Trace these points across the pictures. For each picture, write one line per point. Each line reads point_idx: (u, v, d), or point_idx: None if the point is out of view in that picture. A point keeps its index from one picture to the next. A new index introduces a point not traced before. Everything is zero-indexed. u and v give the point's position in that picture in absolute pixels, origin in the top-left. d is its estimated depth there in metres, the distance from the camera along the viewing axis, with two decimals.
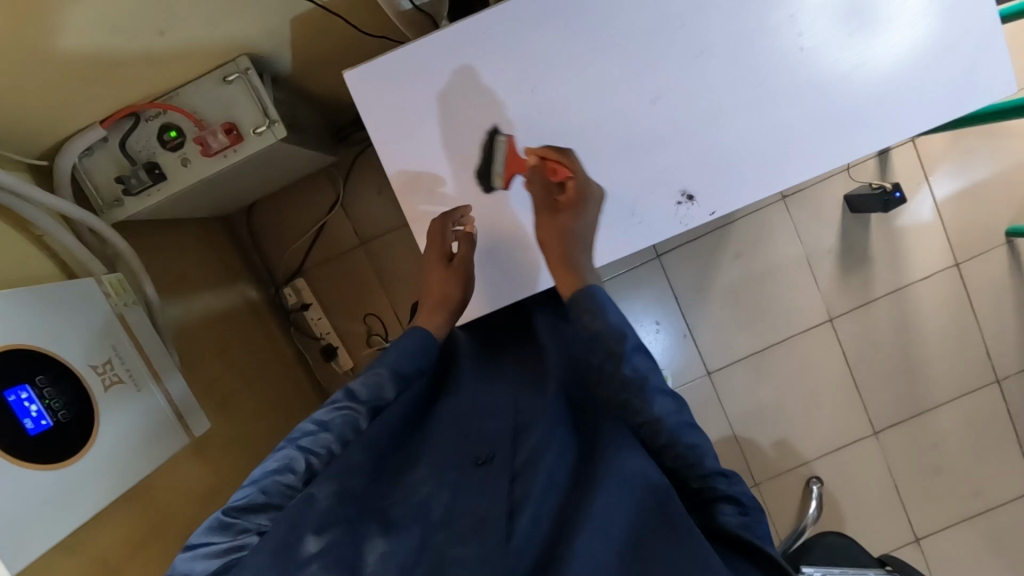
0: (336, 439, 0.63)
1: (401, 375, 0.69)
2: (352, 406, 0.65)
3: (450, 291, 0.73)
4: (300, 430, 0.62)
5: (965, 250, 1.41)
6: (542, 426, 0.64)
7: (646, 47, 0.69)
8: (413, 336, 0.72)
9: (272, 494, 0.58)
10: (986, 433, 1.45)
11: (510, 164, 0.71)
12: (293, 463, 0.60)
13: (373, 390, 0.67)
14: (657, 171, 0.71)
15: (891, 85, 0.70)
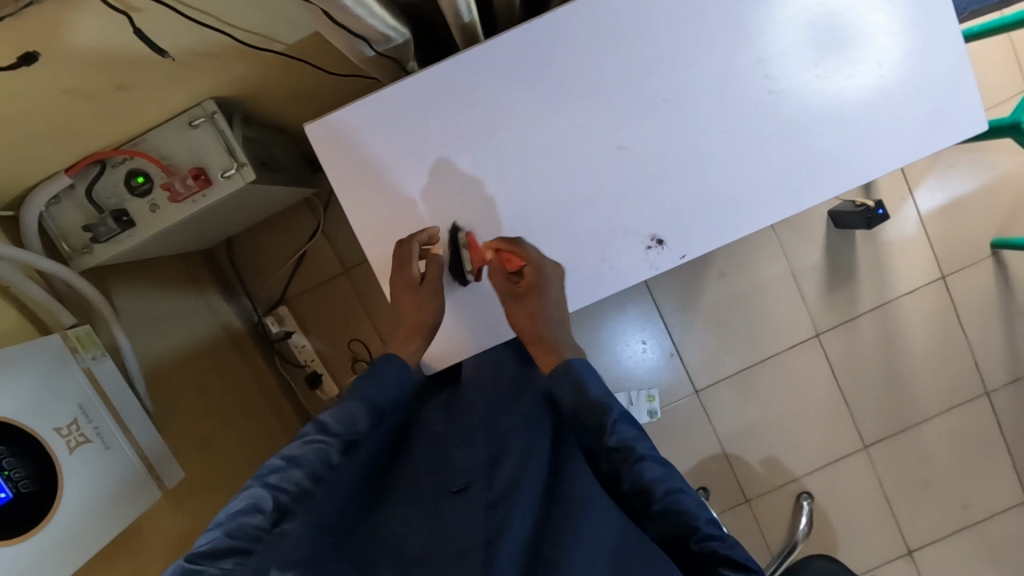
0: (307, 475, 0.61)
1: (376, 406, 0.68)
2: (324, 440, 0.63)
3: (424, 316, 0.70)
4: (267, 467, 0.60)
5: (951, 263, 1.41)
6: (522, 460, 0.66)
7: (611, 92, 0.68)
8: (390, 365, 0.71)
9: (240, 537, 0.54)
10: (976, 445, 1.45)
11: (476, 259, 0.69)
12: (260, 502, 0.57)
13: (346, 422, 0.65)
14: (626, 216, 0.70)
15: (861, 125, 0.69)
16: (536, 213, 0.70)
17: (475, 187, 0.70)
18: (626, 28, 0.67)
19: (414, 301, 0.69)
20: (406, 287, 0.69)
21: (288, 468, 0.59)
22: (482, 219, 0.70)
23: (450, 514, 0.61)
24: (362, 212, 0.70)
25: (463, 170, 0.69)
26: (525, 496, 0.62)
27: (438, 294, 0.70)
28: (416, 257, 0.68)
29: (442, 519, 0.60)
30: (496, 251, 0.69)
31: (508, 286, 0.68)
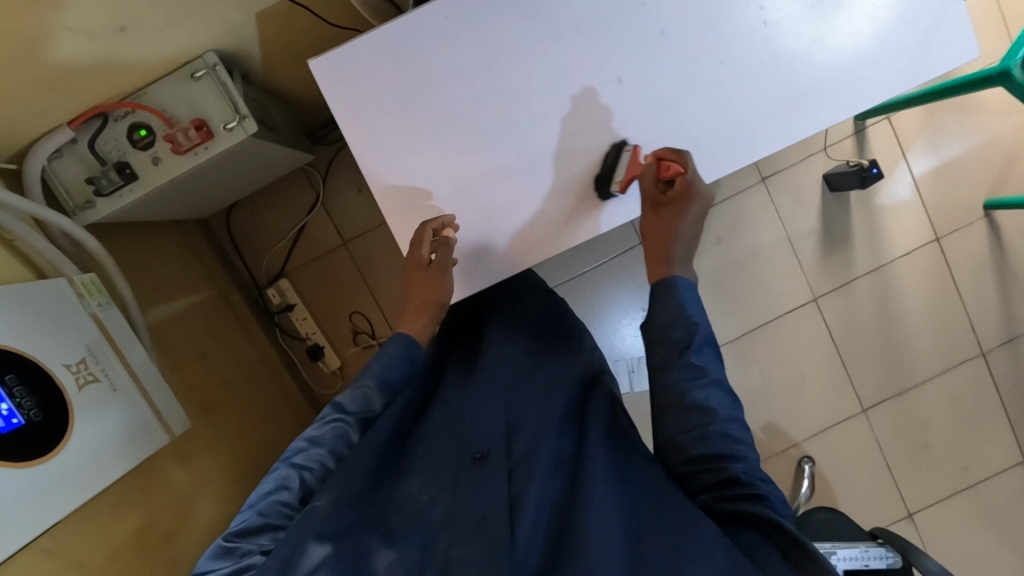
0: (329, 454, 0.67)
1: (387, 384, 0.72)
2: (342, 420, 0.69)
3: (432, 295, 0.70)
4: (292, 449, 0.66)
5: (945, 226, 1.42)
6: (532, 431, 0.71)
7: (608, 26, 0.69)
8: (396, 345, 0.73)
9: (272, 513, 0.62)
10: (974, 406, 1.47)
11: (630, 170, 0.69)
12: (288, 481, 0.63)
13: (360, 401, 0.70)
14: (626, 150, 0.70)
15: (856, 56, 0.70)
16: (539, 145, 0.70)
17: (477, 124, 0.70)
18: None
19: (421, 283, 0.70)
20: (413, 270, 0.69)
21: (310, 450, 0.66)
22: (484, 156, 0.70)
23: (470, 483, 0.66)
24: (364, 146, 0.70)
25: (465, 103, 0.69)
26: (537, 467, 0.66)
27: (447, 274, 0.69)
28: (427, 244, 0.68)
29: (462, 486, 0.66)
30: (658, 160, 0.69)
31: (656, 192, 0.68)
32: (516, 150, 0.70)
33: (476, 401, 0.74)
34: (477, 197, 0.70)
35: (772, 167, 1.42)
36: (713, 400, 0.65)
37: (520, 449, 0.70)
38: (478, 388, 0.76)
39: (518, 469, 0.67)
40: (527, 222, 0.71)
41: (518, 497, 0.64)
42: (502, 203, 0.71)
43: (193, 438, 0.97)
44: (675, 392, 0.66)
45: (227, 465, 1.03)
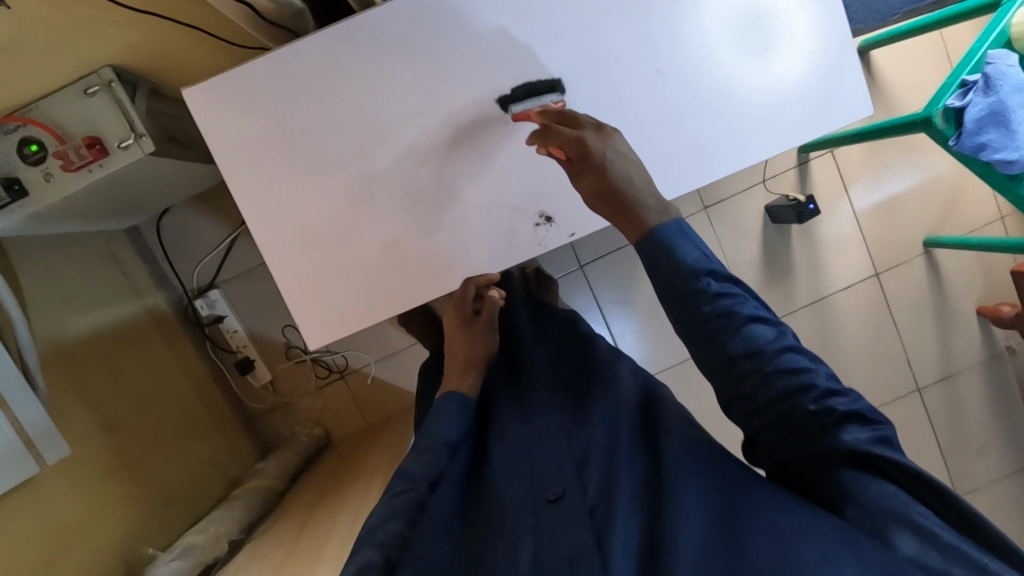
0: (403, 521, 0.61)
1: (445, 442, 0.71)
2: (409, 487, 0.65)
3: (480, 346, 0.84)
4: (368, 530, 0.61)
5: (885, 260, 1.42)
6: (602, 464, 0.64)
7: (498, 67, 0.67)
8: (453, 401, 0.76)
9: None
10: (908, 442, 1.48)
11: None
12: (370, 562, 0.57)
13: (424, 465, 0.68)
14: (514, 197, 0.70)
15: (751, 111, 0.70)
16: (423, 186, 0.68)
17: (363, 162, 0.68)
18: (514, 1, 0.66)
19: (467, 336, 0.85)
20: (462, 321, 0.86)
21: (387, 526, 0.60)
22: (370, 193, 0.68)
23: (551, 529, 0.61)
24: (245, 181, 0.68)
25: (349, 138, 0.67)
26: (621, 503, 0.59)
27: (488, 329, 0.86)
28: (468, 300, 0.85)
29: (543, 531, 0.62)
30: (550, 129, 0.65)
31: None
32: (403, 189, 0.68)
33: (526, 440, 0.71)
34: (360, 235, 0.69)
35: (714, 197, 1.40)
36: (758, 330, 0.53)
37: (593, 483, 0.63)
38: (538, 424, 0.73)
39: (602, 504, 0.61)
40: (413, 263, 0.70)
41: (606, 530, 0.59)
42: (382, 241, 0.69)
43: (88, 460, 0.94)
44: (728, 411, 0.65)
45: (130, 486, 1.00)
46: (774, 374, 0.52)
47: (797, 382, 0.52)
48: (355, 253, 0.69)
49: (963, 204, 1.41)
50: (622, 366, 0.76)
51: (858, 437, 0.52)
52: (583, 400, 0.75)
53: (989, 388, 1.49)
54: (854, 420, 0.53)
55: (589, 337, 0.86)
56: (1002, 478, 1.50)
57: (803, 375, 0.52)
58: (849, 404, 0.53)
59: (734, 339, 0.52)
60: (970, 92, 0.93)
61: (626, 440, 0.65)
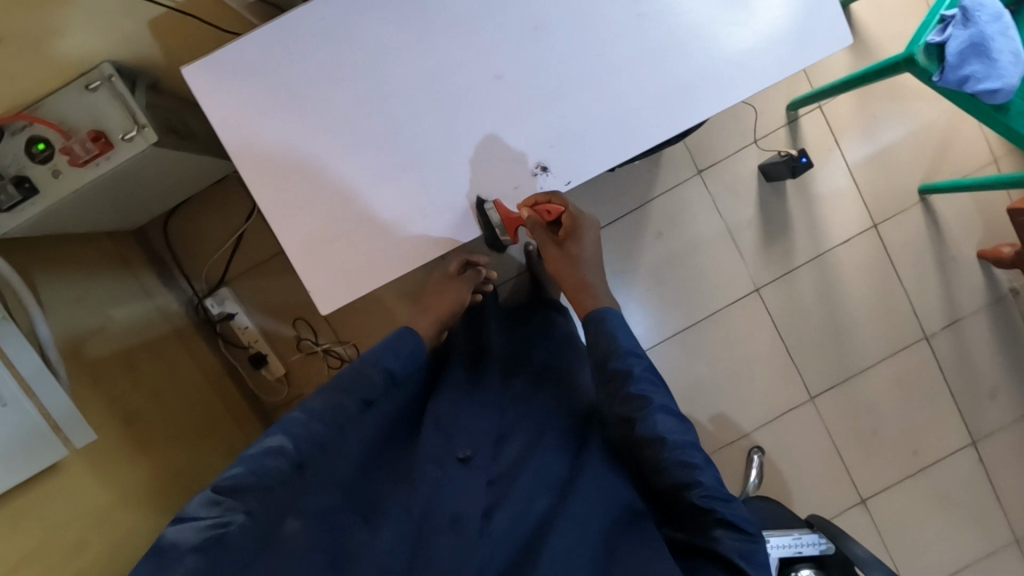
0: (324, 425, 0.76)
1: (389, 371, 0.84)
2: (343, 400, 0.78)
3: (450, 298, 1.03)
4: (291, 420, 0.75)
5: (882, 211, 1.43)
6: (517, 449, 0.83)
7: (483, 23, 0.69)
8: (406, 338, 0.89)
9: (263, 474, 0.69)
10: (918, 391, 1.50)
11: None
12: (282, 448, 0.71)
13: (361, 384, 0.80)
14: (509, 149, 0.71)
15: (731, 48, 0.71)
16: (419, 146, 0.71)
17: (360, 125, 0.70)
18: None
19: (441, 287, 1.06)
20: (441, 280, 1.08)
21: (306, 423, 0.75)
22: (367, 155, 0.70)
23: (452, 481, 0.76)
24: (246, 153, 0.70)
25: (344, 105, 0.70)
26: (518, 482, 0.78)
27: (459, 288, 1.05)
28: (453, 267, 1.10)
29: (447, 483, 0.75)
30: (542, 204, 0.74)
31: None
32: (400, 149, 0.71)
33: (470, 405, 0.87)
34: (359, 197, 0.71)
35: (708, 159, 1.41)
36: (661, 426, 0.73)
37: (502, 461, 0.82)
38: (472, 396, 0.89)
39: (500, 480, 0.80)
40: (413, 221, 0.71)
41: (495, 505, 0.76)
42: (383, 203, 0.71)
43: (117, 450, 0.98)
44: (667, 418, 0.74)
45: (154, 473, 1.03)
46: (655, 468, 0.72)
47: (683, 471, 0.70)
48: (358, 215, 0.71)
49: (956, 148, 1.42)
50: (578, 378, 0.97)
51: (728, 540, 0.68)
52: (528, 394, 0.93)
53: (997, 331, 1.49)
54: (728, 525, 0.69)
55: (562, 341, 1.05)
56: (1012, 423, 1.53)
57: (685, 465, 0.70)
58: (729, 512, 0.69)
59: (640, 419, 0.73)
60: (949, 27, 0.95)
61: (545, 446, 0.83)
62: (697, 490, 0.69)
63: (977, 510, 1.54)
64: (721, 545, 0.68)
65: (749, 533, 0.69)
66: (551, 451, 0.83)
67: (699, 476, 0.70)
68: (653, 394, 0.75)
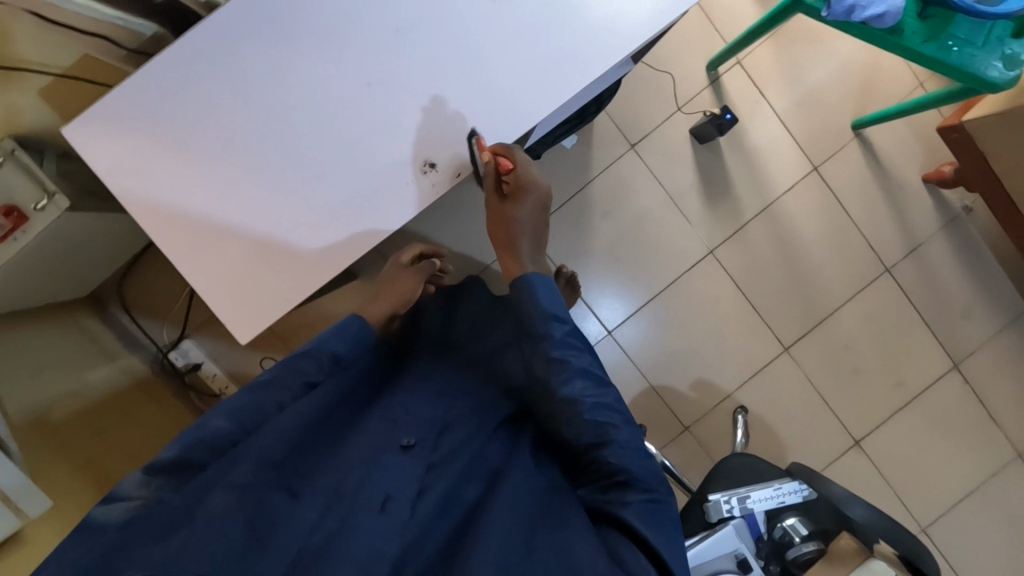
0: (267, 404, 0.73)
1: (337, 357, 0.80)
2: (285, 385, 0.75)
3: (402, 285, 1.04)
4: (229, 402, 0.72)
5: (820, 153, 1.44)
6: (465, 434, 0.80)
7: (346, 33, 0.71)
8: (351, 324, 0.83)
9: (194, 454, 0.67)
10: (891, 324, 1.50)
11: None
12: (223, 424, 0.69)
13: (315, 366, 0.78)
14: (394, 149, 0.73)
15: (594, 15, 0.72)
16: (308, 162, 0.72)
17: (244, 150, 0.71)
18: None
19: (394, 276, 1.06)
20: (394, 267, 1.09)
21: (249, 405, 0.72)
22: (257, 179, 0.72)
23: (392, 466, 0.69)
24: (138, 198, 0.71)
25: (226, 135, 0.71)
26: (458, 468, 0.75)
27: (410, 276, 1.06)
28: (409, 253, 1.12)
29: (384, 466, 0.68)
30: (495, 157, 0.73)
31: None
32: (289, 167, 0.72)
33: (418, 395, 0.85)
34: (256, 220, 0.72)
35: (638, 132, 1.41)
36: (578, 390, 0.74)
37: (450, 447, 0.78)
38: (419, 391, 0.86)
39: (436, 466, 0.74)
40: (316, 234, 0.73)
41: (427, 487, 0.71)
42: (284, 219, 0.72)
43: (70, 509, 0.96)
44: (585, 381, 0.75)
45: None
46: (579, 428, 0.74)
47: (598, 434, 0.73)
48: (257, 239, 0.72)
49: (881, 79, 1.43)
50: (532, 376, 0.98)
51: (637, 501, 0.69)
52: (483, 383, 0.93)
53: (957, 250, 1.49)
54: (636, 488, 0.71)
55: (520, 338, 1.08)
56: (991, 339, 1.52)
57: (602, 424, 0.73)
58: (640, 475, 0.71)
59: (562, 384, 0.74)
60: None
61: (485, 436, 0.82)
62: (612, 448, 0.72)
63: (973, 432, 1.54)
64: (631, 507, 0.69)
65: (658, 497, 0.71)
66: (492, 440, 0.82)
67: (610, 433, 0.73)
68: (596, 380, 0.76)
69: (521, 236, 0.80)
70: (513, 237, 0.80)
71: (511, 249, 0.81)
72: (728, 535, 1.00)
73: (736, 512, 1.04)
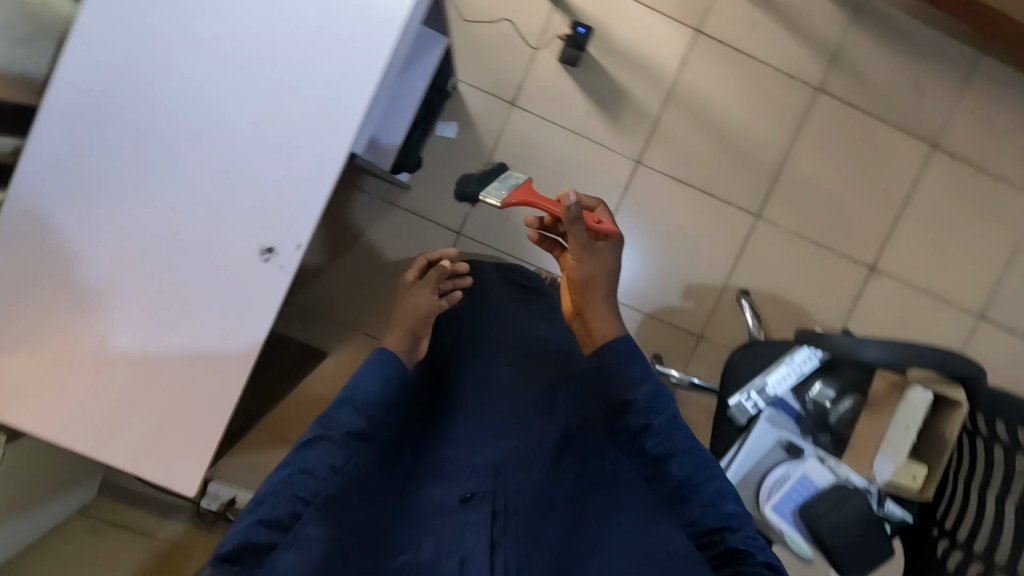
0: (322, 465, 0.66)
1: (366, 398, 0.72)
2: (330, 437, 0.68)
3: (414, 305, 0.86)
4: (283, 471, 0.65)
5: (694, 15, 1.35)
6: (524, 470, 0.79)
7: (134, 173, 0.71)
8: (375, 360, 0.77)
9: (263, 535, 0.61)
10: (847, 141, 1.41)
11: None
12: (281, 498, 0.63)
13: (351, 418, 0.70)
14: (230, 254, 0.72)
15: (339, 34, 0.69)
16: (166, 304, 0.73)
17: (108, 322, 0.73)
18: (97, 116, 0.70)
19: (405, 296, 0.88)
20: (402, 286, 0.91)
21: (302, 472, 0.65)
22: (133, 342, 0.74)
23: (453, 530, 0.73)
24: (39, 411, 0.74)
25: (131, 291, 0.73)
26: (523, 508, 0.75)
27: (422, 291, 0.87)
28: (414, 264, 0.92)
29: (453, 531, 0.72)
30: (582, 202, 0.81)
31: None
32: (155, 316, 0.73)
33: (468, 443, 0.82)
34: (164, 368, 0.74)
35: (511, 88, 1.34)
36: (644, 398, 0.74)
37: (512, 488, 0.77)
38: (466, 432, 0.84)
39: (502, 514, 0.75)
40: (213, 358, 0.73)
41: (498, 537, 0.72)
42: (199, 366, 0.74)
43: None
44: (653, 395, 0.74)
45: None
46: (640, 451, 0.74)
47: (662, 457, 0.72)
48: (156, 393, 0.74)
49: None
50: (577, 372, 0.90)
51: (730, 538, 0.66)
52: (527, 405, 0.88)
53: (879, 36, 1.38)
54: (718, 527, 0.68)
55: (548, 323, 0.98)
56: (956, 104, 1.41)
57: (661, 442, 0.72)
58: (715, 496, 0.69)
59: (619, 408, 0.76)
60: None
61: (544, 467, 0.79)
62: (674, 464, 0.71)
63: (982, 202, 1.43)
64: (721, 541, 0.67)
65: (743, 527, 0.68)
66: (552, 469, 0.79)
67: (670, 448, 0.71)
68: (655, 416, 0.73)
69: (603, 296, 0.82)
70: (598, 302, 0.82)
71: (605, 308, 0.82)
72: (764, 428, 1.01)
73: (761, 405, 1.01)
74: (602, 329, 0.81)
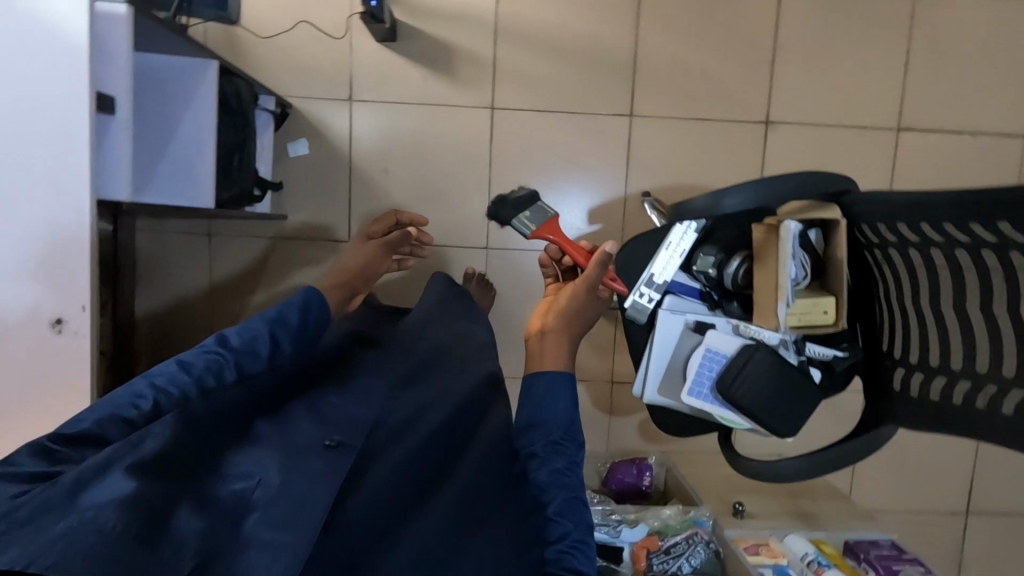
0: (199, 378, 0.65)
1: (275, 333, 0.73)
2: (220, 351, 0.68)
3: (354, 261, 1.07)
4: (162, 368, 0.65)
5: None
6: (392, 472, 0.77)
7: None
8: (305, 302, 0.78)
9: (108, 425, 0.61)
10: (691, 6, 1.35)
11: None
12: (144, 395, 0.62)
13: (249, 343, 0.70)
14: (26, 340, 0.77)
15: (36, 117, 0.73)
16: None
17: None
18: None
19: (354, 248, 1.10)
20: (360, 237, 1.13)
21: (186, 371, 0.65)
22: None
23: (310, 472, 0.69)
24: None
25: None
26: (378, 494, 0.73)
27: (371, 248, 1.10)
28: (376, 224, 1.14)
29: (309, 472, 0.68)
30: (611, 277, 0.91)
31: None
32: None
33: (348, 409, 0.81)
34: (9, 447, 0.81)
35: (342, 84, 1.33)
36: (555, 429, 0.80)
37: (378, 480, 0.75)
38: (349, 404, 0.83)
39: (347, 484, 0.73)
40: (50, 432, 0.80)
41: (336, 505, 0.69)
42: None
43: None
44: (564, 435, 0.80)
45: None
46: (526, 485, 0.77)
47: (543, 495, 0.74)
48: None
49: None
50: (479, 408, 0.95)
51: None
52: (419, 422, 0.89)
53: None
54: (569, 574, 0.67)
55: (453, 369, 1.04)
56: None
57: (552, 482, 0.75)
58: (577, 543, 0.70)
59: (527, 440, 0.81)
60: None
61: (413, 471, 0.79)
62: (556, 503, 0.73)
63: (852, 15, 1.36)
64: None
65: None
66: (424, 475, 0.79)
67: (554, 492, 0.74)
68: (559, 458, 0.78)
69: (574, 334, 0.89)
70: (563, 334, 0.88)
71: (566, 342, 0.88)
72: (667, 317, 0.97)
73: (656, 296, 0.97)
74: (550, 359, 0.86)
